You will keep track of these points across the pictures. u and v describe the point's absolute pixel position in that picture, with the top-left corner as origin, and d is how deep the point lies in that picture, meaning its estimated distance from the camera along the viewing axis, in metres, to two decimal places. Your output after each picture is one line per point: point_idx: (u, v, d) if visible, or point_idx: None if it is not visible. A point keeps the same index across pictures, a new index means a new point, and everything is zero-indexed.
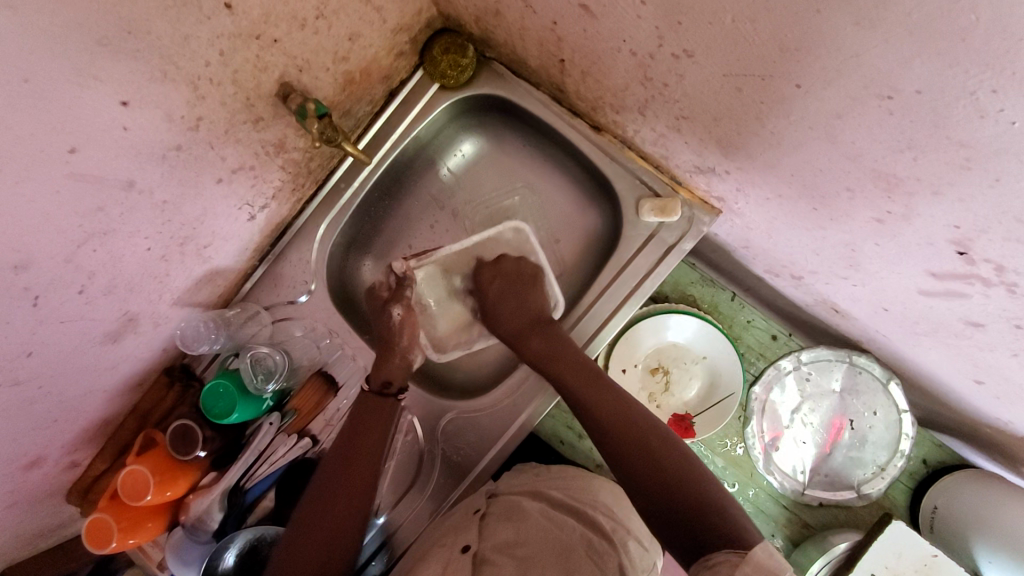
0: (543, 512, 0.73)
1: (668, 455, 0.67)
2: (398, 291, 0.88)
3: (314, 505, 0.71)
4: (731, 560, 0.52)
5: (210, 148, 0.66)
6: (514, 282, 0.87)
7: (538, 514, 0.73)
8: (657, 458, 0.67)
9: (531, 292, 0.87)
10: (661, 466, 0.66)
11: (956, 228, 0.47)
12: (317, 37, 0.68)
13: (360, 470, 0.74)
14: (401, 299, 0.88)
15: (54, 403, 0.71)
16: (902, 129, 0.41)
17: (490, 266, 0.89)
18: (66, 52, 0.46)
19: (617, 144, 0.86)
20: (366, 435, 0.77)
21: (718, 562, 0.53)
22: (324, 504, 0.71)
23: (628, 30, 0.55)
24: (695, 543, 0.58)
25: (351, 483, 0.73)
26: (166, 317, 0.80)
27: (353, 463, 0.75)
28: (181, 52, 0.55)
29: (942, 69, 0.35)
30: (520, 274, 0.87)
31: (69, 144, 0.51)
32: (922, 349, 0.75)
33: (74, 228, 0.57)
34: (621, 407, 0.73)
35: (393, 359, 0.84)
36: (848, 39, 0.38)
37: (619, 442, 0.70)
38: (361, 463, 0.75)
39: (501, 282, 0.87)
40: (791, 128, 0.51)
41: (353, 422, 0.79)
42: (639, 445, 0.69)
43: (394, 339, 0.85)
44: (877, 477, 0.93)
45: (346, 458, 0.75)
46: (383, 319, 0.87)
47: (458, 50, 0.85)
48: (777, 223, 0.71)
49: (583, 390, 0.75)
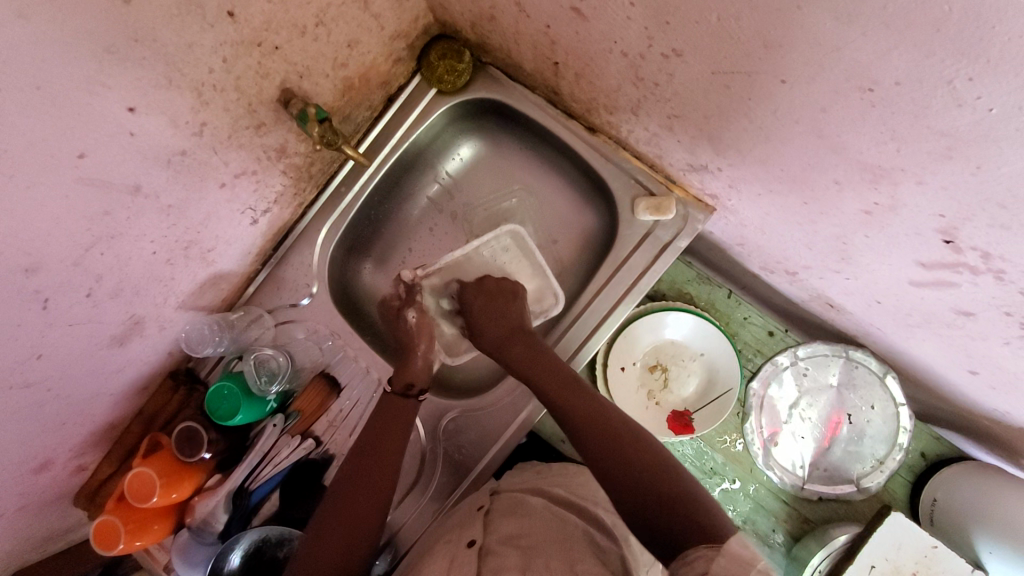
0: (547, 508, 0.74)
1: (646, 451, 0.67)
2: (410, 297, 0.90)
3: (340, 501, 0.73)
4: (706, 555, 0.52)
5: (214, 153, 0.68)
6: (496, 297, 0.87)
7: (543, 510, 0.74)
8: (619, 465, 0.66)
9: (515, 303, 0.86)
10: (626, 469, 0.66)
11: (941, 217, 0.48)
12: (317, 44, 0.70)
13: (383, 466, 0.76)
14: (414, 304, 0.90)
15: (63, 406, 0.72)
16: (884, 121, 0.43)
17: (474, 285, 0.88)
18: (77, 60, 0.48)
19: (611, 144, 0.87)
20: (386, 439, 0.78)
21: (693, 558, 0.53)
22: (349, 498, 0.73)
23: (618, 31, 0.57)
24: (672, 542, 0.57)
25: (374, 478, 0.75)
26: (172, 321, 0.81)
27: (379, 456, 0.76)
28: (186, 58, 0.57)
29: (919, 60, 0.36)
30: (500, 290, 0.87)
31: (79, 149, 0.53)
32: (917, 341, 0.76)
33: (83, 231, 0.58)
34: (600, 410, 0.73)
35: (414, 361, 0.86)
36: (827, 34, 0.39)
37: (591, 442, 0.70)
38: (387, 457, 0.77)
39: (483, 298, 0.86)
40: (777, 123, 0.52)
41: (381, 420, 0.80)
42: (608, 445, 0.69)
43: (415, 341, 0.88)
44: (876, 471, 0.94)
45: (371, 453, 0.76)
46: (400, 325, 0.90)
47: (455, 55, 0.86)
48: (770, 219, 0.72)
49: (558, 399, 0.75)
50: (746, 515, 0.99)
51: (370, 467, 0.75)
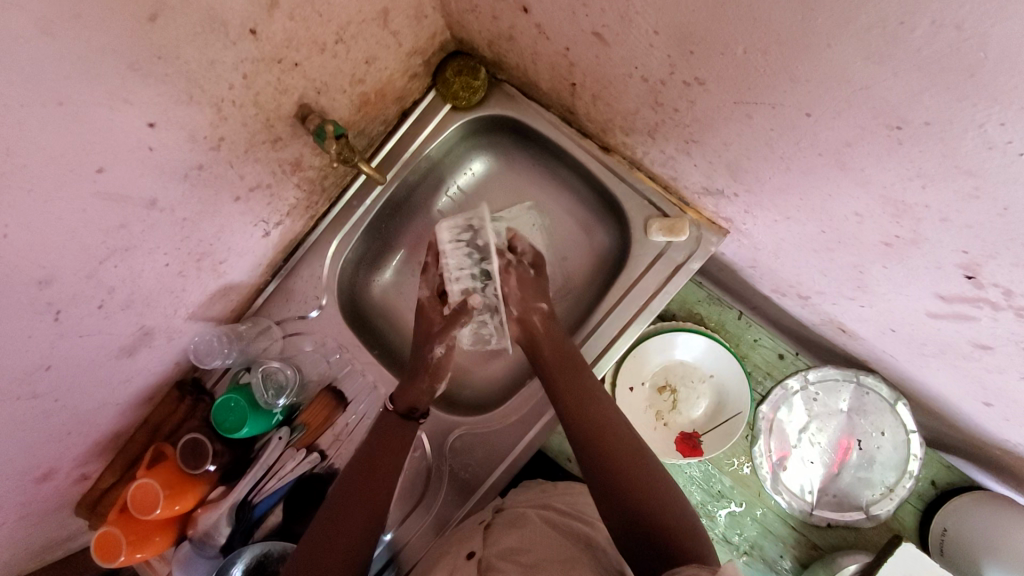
0: (545, 519, 0.73)
1: (645, 492, 0.67)
2: (443, 330, 0.86)
3: (334, 517, 0.72)
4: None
5: (230, 167, 0.68)
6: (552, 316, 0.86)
7: (540, 520, 0.73)
8: (618, 465, 0.70)
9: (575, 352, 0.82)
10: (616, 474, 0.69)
11: (964, 253, 0.47)
12: (335, 60, 0.70)
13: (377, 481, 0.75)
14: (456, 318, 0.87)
15: (69, 416, 0.72)
16: (911, 158, 0.42)
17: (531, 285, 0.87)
18: (100, 77, 0.48)
19: (625, 163, 0.87)
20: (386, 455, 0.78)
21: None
22: (341, 516, 0.72)
23: (640, 57, 0.56)
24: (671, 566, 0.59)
25: (364, 488, 0.75)
26: (180, 331, 0.81)
27: (372, 471, 0.76)
28: (207, 75, 0.57)
29: (950, 102, 0.36)
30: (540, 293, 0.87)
31: (98, 164, 0.53)
32: (931, 370, 0.75)
33: (97, 244, 0.58)
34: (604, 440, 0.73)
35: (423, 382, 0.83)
36: (857, 71, 0.39)
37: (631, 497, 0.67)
38: (380, 479, 0.76)
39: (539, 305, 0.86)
40: (800, 154, 0.52)
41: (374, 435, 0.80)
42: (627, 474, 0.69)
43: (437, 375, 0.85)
44: (886, 498, 0.93)
45: (367, 471, 0.76)
46: (423, 352, 0.85)
47: (470, 72, 0.86)
48: (785, 245, 0.72)
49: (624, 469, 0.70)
50: (753, 540, 0.98)
51: (364, 483, 0.75)
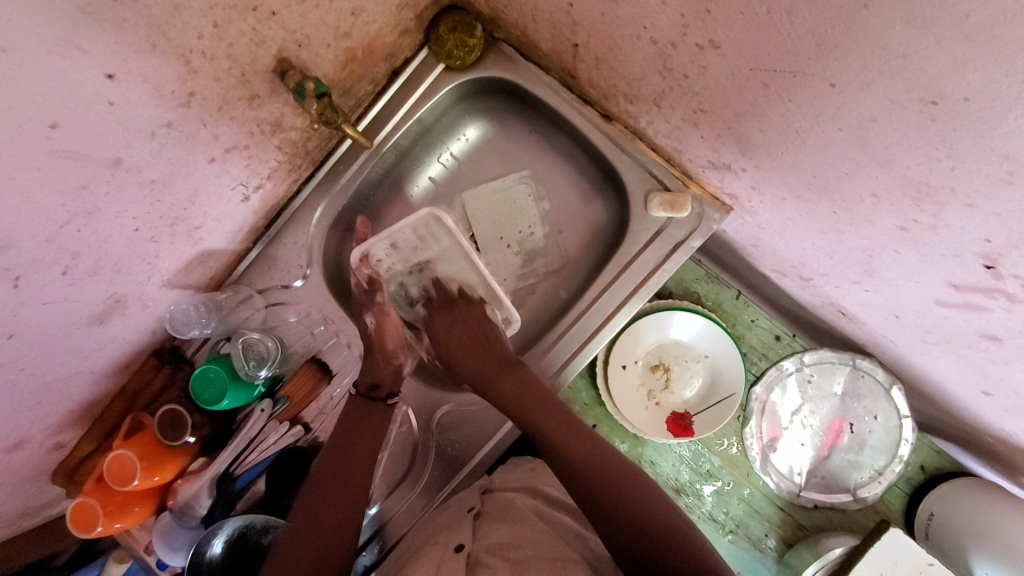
0: (537, 512, 0.72)
1: (641, 495, 0.65)
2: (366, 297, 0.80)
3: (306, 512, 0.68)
4: None
5: (202, 126, 0.63)
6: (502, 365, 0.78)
7: (532, 513, 0.72)
8: (608, 473, 0.67)
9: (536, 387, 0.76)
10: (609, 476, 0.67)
11: (986, 241, 0.44)
12: (317, 11, 0.64)
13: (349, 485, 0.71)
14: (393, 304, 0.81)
15: (38, 385, 0.68)
16: (942, 137, 0.39)
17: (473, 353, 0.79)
18: (49, 21, 0.43)
19: (627, 133, 0.83)
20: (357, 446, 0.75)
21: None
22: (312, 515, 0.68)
23: (651, 16, 0.52)
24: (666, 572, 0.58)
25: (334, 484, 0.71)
26: (155, 299, 0.77)
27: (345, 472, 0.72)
28: (172, 22, 0.51)
29: (995, 77, 0.32)
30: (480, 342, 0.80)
31: (51, 118, 0.48)
32: (931, 358, 0.73)
33: (57, 207, 0.53)
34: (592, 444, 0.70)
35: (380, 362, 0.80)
36: (894, 38, 0.35)
37: (619, 505, 0.64)
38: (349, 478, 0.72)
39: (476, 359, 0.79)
40: (820, 129, 0.48)
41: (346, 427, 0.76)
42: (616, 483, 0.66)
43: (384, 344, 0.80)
44: (875, 481, 0.93)
45: (338, 468, 0.72)
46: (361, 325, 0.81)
47: (466, 28, 0.80)
48: (792, 223, 0.68)
49: (613, 479, 0.67)
50: (739, 519, 0.97)
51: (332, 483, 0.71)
